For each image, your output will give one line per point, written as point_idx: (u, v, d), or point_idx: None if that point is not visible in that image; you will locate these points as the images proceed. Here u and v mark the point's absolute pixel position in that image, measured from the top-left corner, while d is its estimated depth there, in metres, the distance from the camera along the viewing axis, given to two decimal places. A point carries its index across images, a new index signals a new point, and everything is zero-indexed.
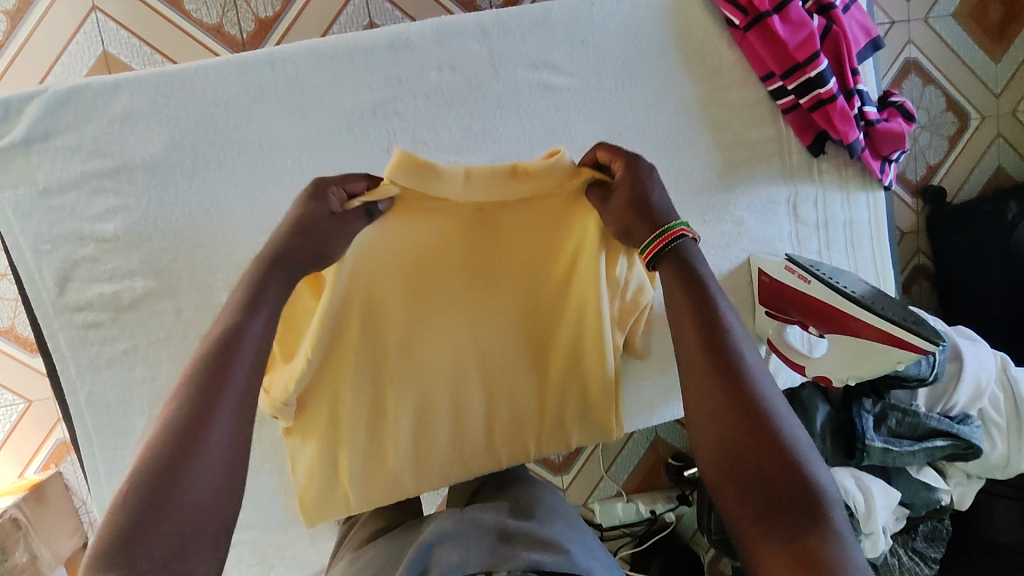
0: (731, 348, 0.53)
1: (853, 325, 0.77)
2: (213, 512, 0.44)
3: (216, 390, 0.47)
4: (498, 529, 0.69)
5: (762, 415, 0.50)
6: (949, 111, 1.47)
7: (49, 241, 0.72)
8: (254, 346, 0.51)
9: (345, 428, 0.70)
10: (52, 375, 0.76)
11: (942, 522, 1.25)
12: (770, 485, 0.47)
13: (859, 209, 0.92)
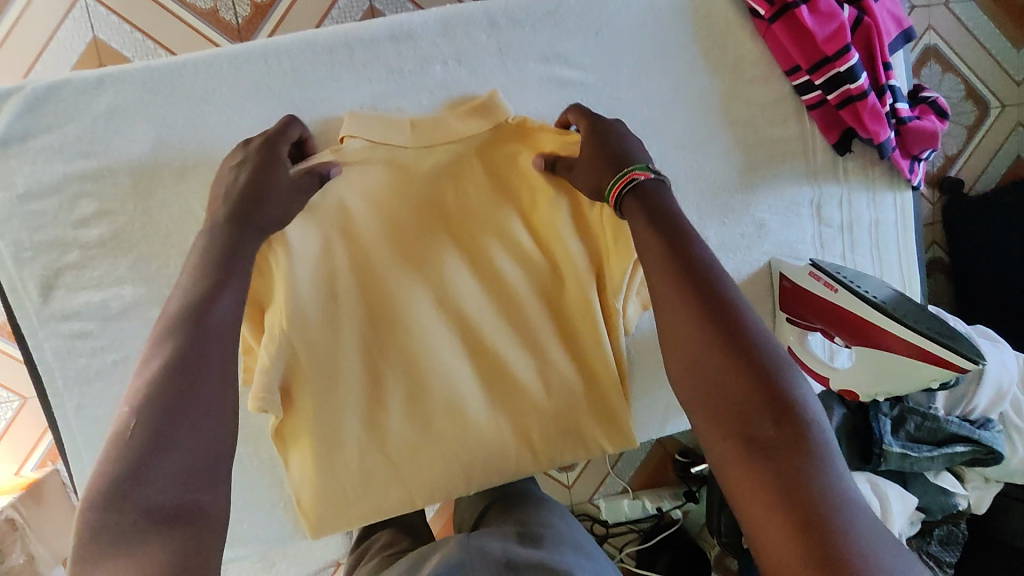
0: (709, 269, 0.51)
1: (881, 337, 0.74)
2: (207, 457, 0.43)
3: (191, 362, 0.46)
4: (505, 559, 0.67)
5: (743, 347, 0.47)
6: (969, 100, 1.41)
7: (32, 248, 0.68)
8: (224, 321, 0.50)
9: (336, 404, 0.69)
10: (39, 386, 0.72)
11: (957, 526, 1.22)
12: (743, 409, 0.45)
13: (885, 210, 0.88)
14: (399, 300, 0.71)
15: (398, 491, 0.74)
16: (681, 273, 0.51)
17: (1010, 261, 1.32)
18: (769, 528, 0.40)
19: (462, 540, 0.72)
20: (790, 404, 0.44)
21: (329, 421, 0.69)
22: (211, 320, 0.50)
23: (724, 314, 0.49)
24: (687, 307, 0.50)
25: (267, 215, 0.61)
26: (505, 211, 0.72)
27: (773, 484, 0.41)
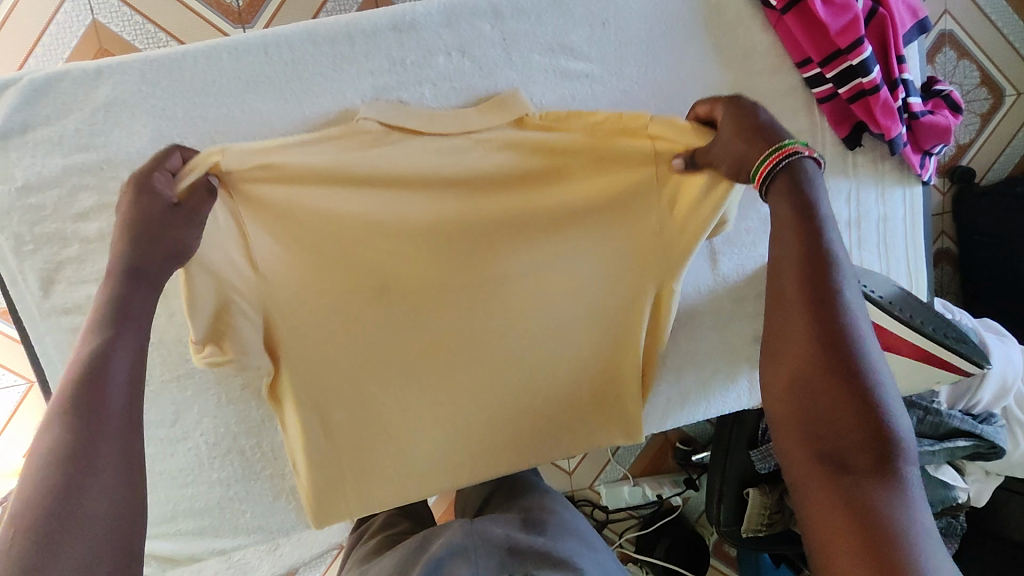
0: (831, 285, 0.50)
1: (888, 339, 0.74)
2: (113, 532, 0.42)
3: (92, 443, 0.43)
4: (508, 544, 0.68)
5: (854, 373, 0.47)
6: (983, 87, 1.38)
7: (31, 242, 0.68)
8: (123, 389, 0.47)
9: (347, 392, 0.72)
10: (43, 379, 0.73)
11: (957, 518, 1.20)
12: (838, 431, 0.46)
13: (894, 205, 0.86)
14: (426, 292, 0.70)
15: (405, 481, 0.80)
16: (807, 284, 0.50)
17: (1018, 253, 1.31)
18: (839, 551, 0.44)
19: (464, 523, 0.73)
20: (887, 439, 0.45)
21: (324, 415, 0.72)
22: (109, 390, 0.46)
23: (843, 334, 0.48)
24: (807, 323, 0.49)
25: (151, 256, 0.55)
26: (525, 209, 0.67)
27: (850, 511, 0.44)
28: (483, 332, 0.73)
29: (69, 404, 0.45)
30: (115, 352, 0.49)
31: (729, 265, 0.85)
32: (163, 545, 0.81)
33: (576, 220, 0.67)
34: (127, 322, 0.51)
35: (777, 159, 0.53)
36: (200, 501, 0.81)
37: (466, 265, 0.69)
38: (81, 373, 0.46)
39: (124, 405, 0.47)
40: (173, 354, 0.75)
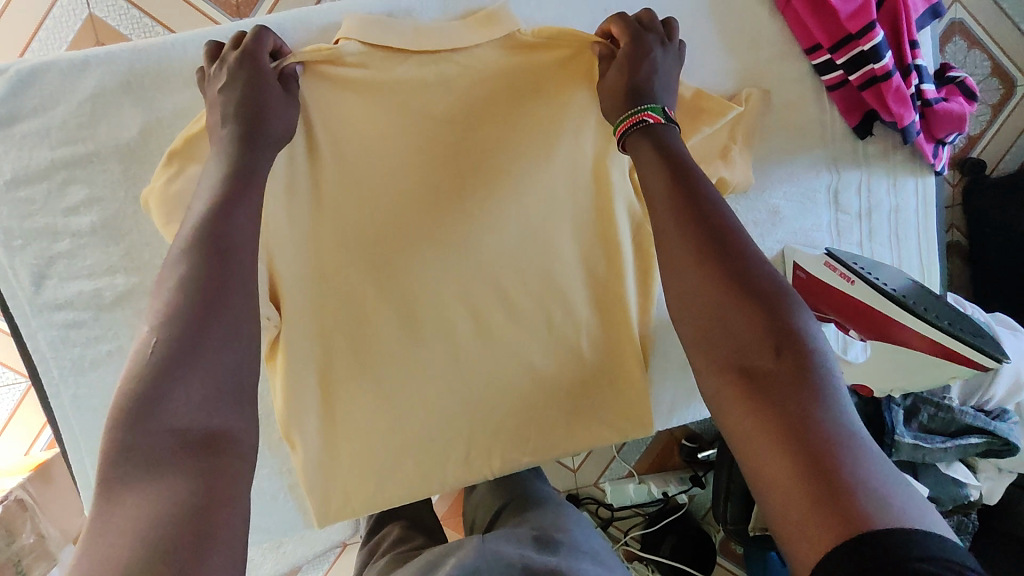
0: (713, 221, 0.54)
1: (905, 336, 0.70)
2: (232, 364, 0.47)
3: (216, 285, 0.49)
4: (521, 564, 0.69)
5: (750, 289, 0.50)
6: (994, 77, 1.35)
7: (21, 236, 0.66)
8: (241, 241, 0.52)
9: (341, 347, 0.74)
10: (34, 377, 0.70)
11: (968, 516, 1.20)
12: (746, 345, 0.48)
13: (906, 196, 0.84)
14: (407, 244, 0.74)
15: (408, 479, 0.79)
16: (690, 216, 0.56)
17: None
18: (764, 450, 0.44)
19: (477, 543, 0.74)
20: (789, 340, 0.47)
21: (330, 398, 0.75)
22: (228, 241, 0.52)
23: (727, 256, 0.52)
24: (695, 254, 0.53)
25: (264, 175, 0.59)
26: (506, 195, 0.75)
27: (771, 412, 0.45)
28: (459, 281, 0.76)
29: (191, 270, 0.49)
30: (234, 210, 0.54)
31: None
32: None
33: (548, 169, 0.75)
34: (246, 193, 0.56)
35: (630, 121, 0.63)
36: None
37: (434, 208, 0.74)
38: (202, 234, 0.51)
39: (244, 279, 0.51)
40: None
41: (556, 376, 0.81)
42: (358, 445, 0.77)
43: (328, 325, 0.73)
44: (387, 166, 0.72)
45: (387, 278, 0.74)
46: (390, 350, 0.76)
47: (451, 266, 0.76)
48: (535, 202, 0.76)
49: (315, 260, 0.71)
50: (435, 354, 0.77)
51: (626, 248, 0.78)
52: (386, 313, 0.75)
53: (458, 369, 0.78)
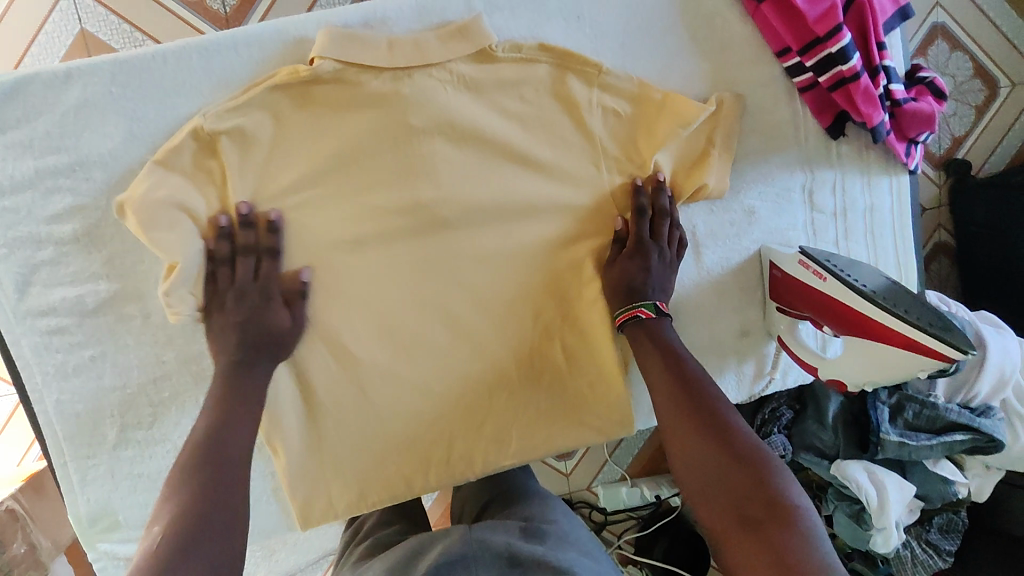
0: (696, 388, 0.68)
1: (886, 335, 0.70)
2: (220, 551, 0.54)
3: (211, 487, 0.57)
4: (508, 554, 0.70)
5: (733, 446, 0.62)
6: (977, 78, 1.43)
7: (4, 244, 0.67)
8: (237, 451, 0.62)
9: (345, 399, 0.77)
10: (19, 384, 0.71)
11: (958, 514, 1.22)
12: (739, 492, 0.58)
13: (881, 195, 0.85)
14: (403, 300, 0.77)
15: (389, 481, 0.80)
16: (681, 391, 0.68)
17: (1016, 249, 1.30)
18: None
19: (464, 532, 0.75)
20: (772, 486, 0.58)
21: (310, 399, 0.76)
22: (227, 452, 0.61)
23: (716, 422, 0.64)
24: (686, 416, 0.66)
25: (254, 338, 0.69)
26: (483, 197, 0.76)
27: (768, 552, 0.53)
28: (463, 350, 0.79)
29: (195, 466, 0.59)
30: (236, 424, 0.64)
31: (713, 258, 0.82)
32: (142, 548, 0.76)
33: (543, 224, 0.78)
34: (247, 401, 0.67)
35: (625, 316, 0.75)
36: None
37: (432, 276, 0.77)
38: (208, 446, 0.61)
39: (233, 470, 0.60)
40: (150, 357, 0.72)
41: (535, 374, 0.82)
42: (361, 483, 0.79)
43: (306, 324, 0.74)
44: (366, 171, 0.73)
45: (390, 337, 0.77)
46: (393, 407, 0.78)
47: (457, 342, 0.79)
48: (536, 270, 0.79)
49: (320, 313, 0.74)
50: (415, 357, 0.78)
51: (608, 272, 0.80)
52: (390, 379, 0.78)
53: (438, 369, 0.79)
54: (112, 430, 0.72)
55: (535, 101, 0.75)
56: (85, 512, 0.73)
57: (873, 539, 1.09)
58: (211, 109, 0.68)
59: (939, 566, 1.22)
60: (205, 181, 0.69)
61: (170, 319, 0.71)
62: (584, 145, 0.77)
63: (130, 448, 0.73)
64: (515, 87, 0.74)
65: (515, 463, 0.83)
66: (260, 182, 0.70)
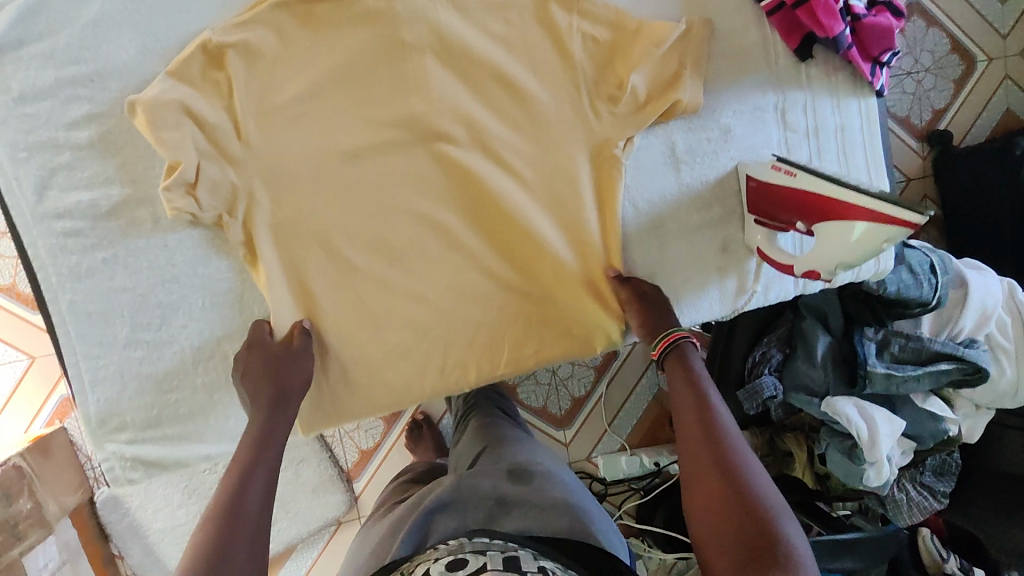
0: (720, 428, 0.72)
1: (843, 209, 0.69)
2: None
3: (227, 543, 0.61)
4: (496, 497, 0.88)
5: (742, 488, 0.66)
6: (954, 53, 1.54)
7: (25, 149, 0.71)
8: (256, 505, 0.65)
9: (346, 305, 0.81)
10: (36, 286, 0.76)
11: (951, 456, 1.24)
12: (741, 532, 0.63)
13: (851, 115, 0.89)
14: (398, 215, 0.82)
15: (390, 385, 0.84)
16: (706, 436, 0.72)
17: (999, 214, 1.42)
18: None
19: (458, 478, 0.93)
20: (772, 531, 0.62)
21: (310, 304, 0.80)
22: (246, 508, 0.65)
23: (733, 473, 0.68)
24: (705, 454, 0.70)
25: (269, 375, 0.76)
26: (472, 112, 0.81)
27: None
28: (458, 263, 0.84)
29: (213, 522, 0.63)
30: (251, 481, 0.67)
31: (692, 173, 0.86)
32: (148, 450, 0.79)
33: (529, 141, 0.83)
34: (268, 447, 0.72)
35: (662, 343, 0.79)
36: (184, 406, 0.79)
37: (428, 190, 0.82)
38: (226, 506, 0.64)
39: (248, 517, 0.64)
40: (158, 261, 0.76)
41: (525, 284, 0.86)
42: (364, 389, 0.83)
43: (306, 231, 0.79)
44: (363, 86, 0.78)
45: (388, 248, 0.82)
46: (390, 316, 0.82)
47: (451, 256, 0.84)
48: (525, 188, 0.84)
49: (319, 220, 0.79)
50: (409, 268, 0.82)
51: (590, 187, 0.85)
52: (389, 288, 0.82)
53: (430, 279, 0.83)
54: (123, 329, 0.76)
55: (520, 25, 0.81)
56: (94, 412, 0.77)
57: (866, 473, 1.11)
58: (219, 25, 0.74)
59: (936, 507, 1.23)
60: (212, 92, 0.74)
61: (179, 223, 0.76)
62: (567, 65, 0.82)
63: (138, 349, 0.77)
64: (499, 12, 0.80)
65: (510, 369, 0.87)
66: (264, 93, 0.75)
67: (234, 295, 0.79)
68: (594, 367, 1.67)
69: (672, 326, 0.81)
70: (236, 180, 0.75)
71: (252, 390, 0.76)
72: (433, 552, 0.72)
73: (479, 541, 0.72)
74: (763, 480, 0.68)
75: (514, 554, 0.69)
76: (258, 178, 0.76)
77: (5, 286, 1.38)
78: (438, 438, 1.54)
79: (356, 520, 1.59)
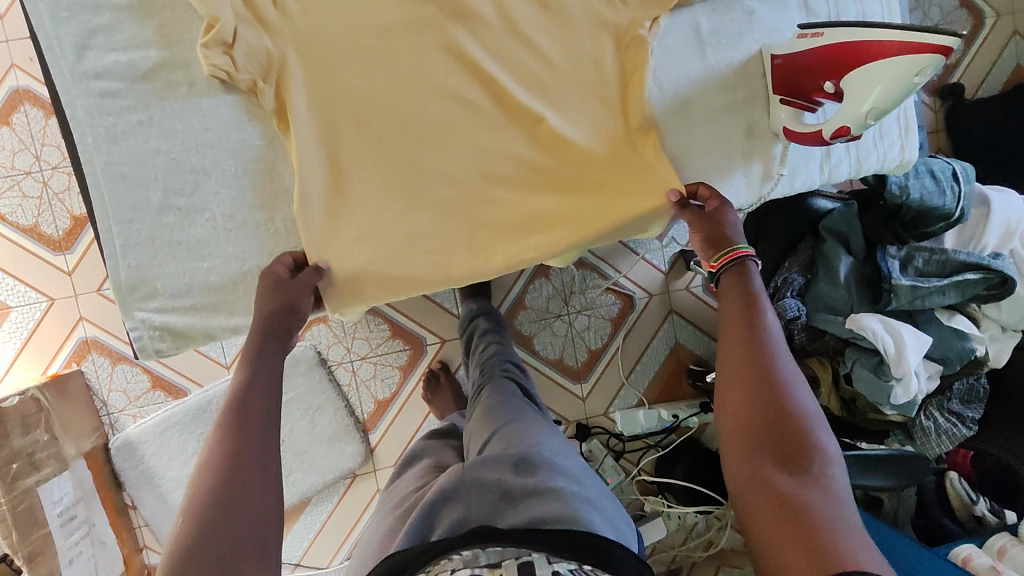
0: (765, 342, 0.73)
1: (876, 49, 0.72)
2: (264, 514, 0.64)
3: (239, 459, 0.66)
4: (500, 489, 0.84)
5: (781, 403, 0.68)
6: (963, 9, 1.55)
7: (67, 9, 0.73)
8: (263, 415, 0.70)
9: (372, 180, 0.82)
10: (72, 150, 0.78)
11: (978, 382, 1.22)
12: (780, 446, 0.65)
13: (872, 3, 0.90)
14: (423, 89, 0.82)
15: (422, 261, 0.84)
16: (751, 351, 0.73)
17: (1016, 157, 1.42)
18: (773, 525, 0.61)
19: (462, 470, 0.89)
20: (809, 448, 0.65)
21: (335, 174, 0.82)
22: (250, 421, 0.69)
23: (776, 388, 0.69)
24: (744, 370, 0.72)
25: (279, 308, 0.77)
26: None
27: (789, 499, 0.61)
28: (482, 144, 0.84)
29: (226, 434, 0.67)
30: (256, 393, 0.71)
31: (716, 55, 0.87)
32: (177, 319, 0.80)
33: (558, 20, 0.84)
34: (269, 365, 0.74)
35: (726, 260, 0.78)
36: (214, 276, 0.80)
37: (455, 66, 0.82)
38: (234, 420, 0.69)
39: (258, 433, 0.69)
40: (192, 127, 0.78)
41: (551, 165, 0.85)
42: (383, 269, 0.84)
43: (337, 101, 0.80)
44: None
45: (415, 125, 0.82)
46: (413, 196, 0.83)
47: (477, 136, 0.84)
48: (553, 67, 0.84)
49: (347, 90, 0.80)
50: (438, 145, 0.83)
51: (614, 70, 0.85)
52: (413, 165, 0.82)
53: (461, 157, 0.84)
54: (156, 192, 0.78)
55: None
56: (125, 277, 0.78)
57: (893, 391, 1.10)
58: None
59: (965, 434, 1.20)
60: None
61: (214, 91, 0.77)
62: None
63: (171, 215, 0.79)
64: None
65: (537, 250, 0.86)
66: None
67: (263, 165, 0.81)
68: (610, 319, 1.64)
69: (733, 245, 0.79)
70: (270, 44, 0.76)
71: (258, 334, 0.76)
72: (450, 560, 0.71)
73: (493, 550, 0.71)
74: (803, 395, 0.69)
75: (529, 560, 0.68)
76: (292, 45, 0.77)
77: (27, 226, 1.40)
78: (455, 387, 1.52)
79: (371, 473, 1.56)
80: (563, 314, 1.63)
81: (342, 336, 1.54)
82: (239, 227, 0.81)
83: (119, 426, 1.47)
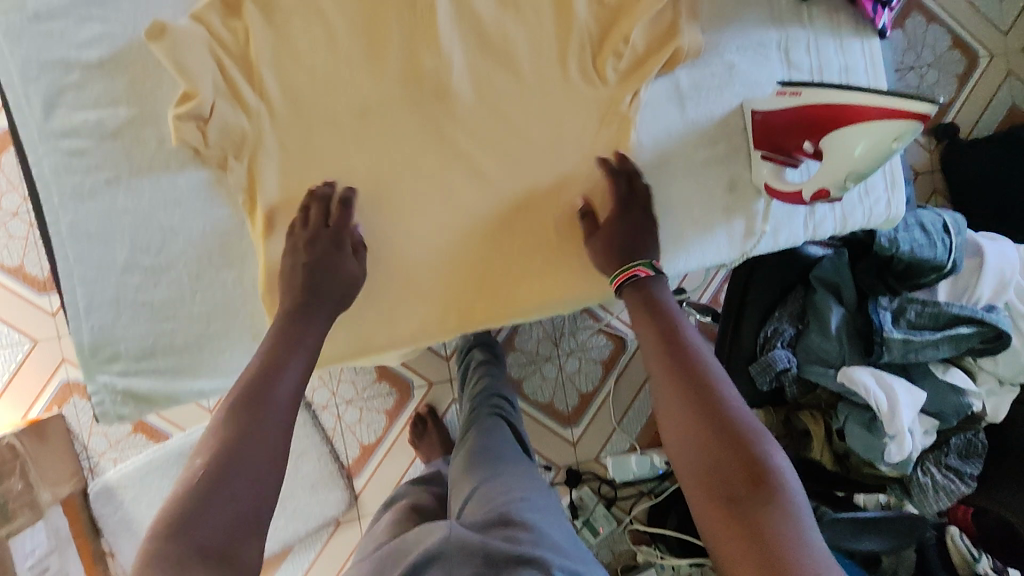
0: (691, 360, 0.70)
1: (857, 113, 0.71)
2: (267, 491, 0.59)
3: (255, 428, 0.61)
4: (482, 555, 0.80)
5: (719, 423, 0.64)
6: (955, 49, 1.54)
7: (37, 67, 0.73)
8: (289, 395, 0.66)
9: None
10: (39, 209, 0.77)
11: (978, 436, 1.14)
12: (727, 473, 0.61)
13: (854, 55, 0.89)
14: (388, 144, 0.81)
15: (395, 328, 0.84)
16: (679, 374, 0.69)
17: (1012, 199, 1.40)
18: (740, 559, 0.56)
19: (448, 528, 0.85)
20: (759, 464, 0.61)
21: None
22: (277, 396, 0.65)
23: (713, 408, 0.65)
24: (677, 396, 0.67)
25: (327, 283, 0.75)
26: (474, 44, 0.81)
27: (749, 530, 0.57)
28: (445, 203, 0.82)
29: (237, 406, 0.63)
30: (288, 366, 0.68)
31: (697, 109, 0.86)
32: (141, 383, 0.78)
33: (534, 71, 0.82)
34: (297, 344, 0.70)
35: (624, 277, 0.78)
36: (179, 337, 0.79)
37: (418, 121, 0.81)
38: (246, 397, 0.64)
39: (282, 406, 0.65)
40: (160, 185, 0.76)
41: (523, 245, 0.84)
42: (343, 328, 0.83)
43: (305, 157, 0.79)
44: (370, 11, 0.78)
45: (382, 184, 0.81)
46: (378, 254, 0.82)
47: (442, 194, 0.82)
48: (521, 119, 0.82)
49: (312, 144, 0.79)
50: (411, 227, 0.82)
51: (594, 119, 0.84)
52: (377, 223, 0.81)
53: (433, 232, 0.82)
54: (121, 251, 0.76)
55: None
56: (87, 340, 0.76)
57: (888, 449, 1.06)
58: None
59: (964, 492, 1.11)
60: (231, 40, 0.75)
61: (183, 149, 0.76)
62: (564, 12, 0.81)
63: (136, 274, 0.77)
64: None
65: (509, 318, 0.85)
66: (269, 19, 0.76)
67: (231, 224, 0.79)
68: (601, 361, 1.62)
69: (631, 260, 0.78)
70: (241, 103, 0.75)
71: (285, 313, 0.73)
72: None
73: None
74: (741, 408, 0.66)
75: None
76: (266, 103, 0.77)
77: (12, 267, 1.39)
78: (443, 432, 1.48)
79: (355, 520, 1.52)
80: (553, 356, 1.60)
81: (329, 380, 1.52)
82: (205, 287, 0.79)
83: (98, 471, 1.44)
